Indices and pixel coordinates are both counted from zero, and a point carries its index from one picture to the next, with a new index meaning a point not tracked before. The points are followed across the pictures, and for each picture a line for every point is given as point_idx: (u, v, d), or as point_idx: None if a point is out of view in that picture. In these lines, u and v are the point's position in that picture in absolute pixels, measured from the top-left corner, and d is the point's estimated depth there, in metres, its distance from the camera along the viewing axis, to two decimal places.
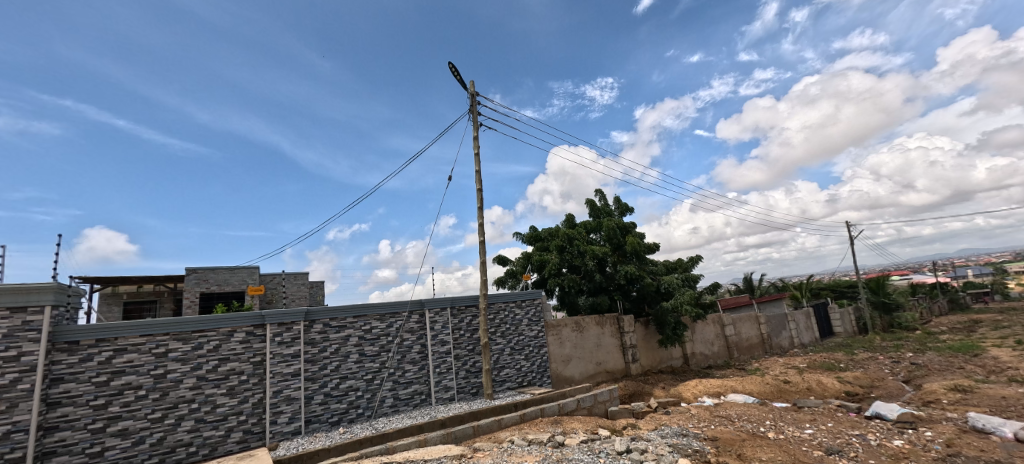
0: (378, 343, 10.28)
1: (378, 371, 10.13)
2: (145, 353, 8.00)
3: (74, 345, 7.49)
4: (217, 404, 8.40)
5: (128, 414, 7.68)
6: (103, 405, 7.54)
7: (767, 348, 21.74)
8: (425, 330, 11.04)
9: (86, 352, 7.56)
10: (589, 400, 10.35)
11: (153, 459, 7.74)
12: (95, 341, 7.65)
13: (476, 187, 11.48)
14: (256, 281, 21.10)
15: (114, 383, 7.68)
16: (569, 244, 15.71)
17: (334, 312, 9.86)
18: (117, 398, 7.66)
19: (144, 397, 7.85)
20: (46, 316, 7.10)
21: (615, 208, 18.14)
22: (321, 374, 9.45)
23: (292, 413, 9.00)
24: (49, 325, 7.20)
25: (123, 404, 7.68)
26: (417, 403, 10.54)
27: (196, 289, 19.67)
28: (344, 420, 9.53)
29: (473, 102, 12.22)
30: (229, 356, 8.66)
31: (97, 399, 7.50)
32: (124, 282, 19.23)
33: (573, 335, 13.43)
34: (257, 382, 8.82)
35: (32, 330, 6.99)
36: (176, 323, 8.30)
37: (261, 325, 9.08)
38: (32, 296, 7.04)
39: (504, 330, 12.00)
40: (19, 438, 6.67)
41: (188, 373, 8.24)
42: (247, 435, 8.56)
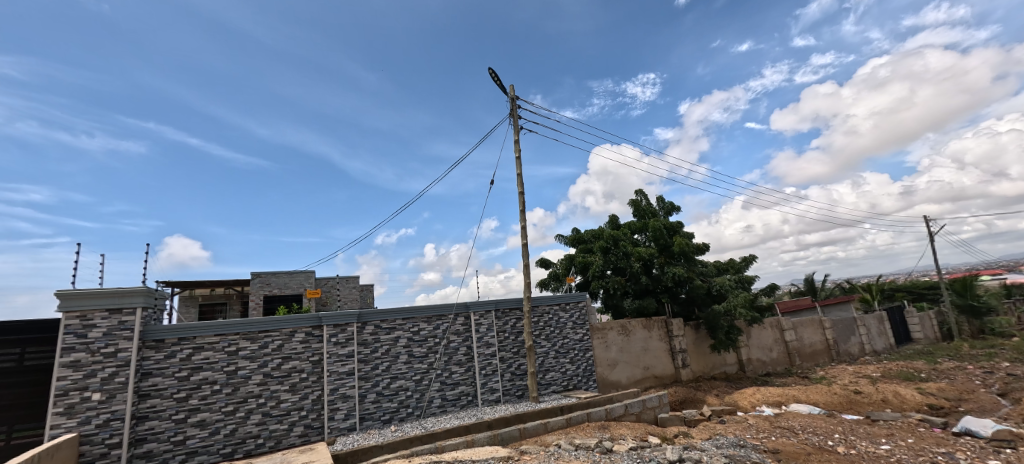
0: (426, 344, 10.51)
1: (426, 372, 10.36)
2: (219, 351, 8.61)
3: (160, 343, 8.21)
4: (281, 400, 8.89)
5: (205, 407, 8.30)
6: (185, 398, 8.20)
7: (833, 354, 20.24)
8: (472, 332, 11.17)
9: (170, 349, 8.26)
10: (637, 406, 10.06)
11: (226, 449, 8.31)
12: (177, 339, 8.33)
13: (518, 190, 11.46)
14: (312, 284, 22.25)
15: (193, 378, 8.33)
16: (614, 245, 15.40)
17: (384, 314, 10.18)
18: (196, 392, 8.29)
19: (219, 391, 8.44)
20: (137, 316, 7.83)
21: (660, 207, 17.58)
22: (373, 374, 9.78)
23: (347, 409, 9.37)
24: (140, 325, 7.94)
25: (201, 397, 8.30)
26: (464, 403, 10.67)
27: (260, 292, 21.01)
28: (395, 419, 9.80)
29: (515, 106, 12.24)
30: (291, 355, 9.15)
31: (179, 392, 8.17)
32: (198, 286, 20.88)
33: (619, 338, 13.11)
34: (316, 379, 9.26)
35: (126, 329, 7.74)
36: (245, 324, 8.87)
37: (319, 326, 9.53)
38: (125, 299, 7.78)
39: (549, 333, 11.91)
40: (116, 425, 7.40)
41: (255, 370, 8.80)
42: (308, 430, 9.00)
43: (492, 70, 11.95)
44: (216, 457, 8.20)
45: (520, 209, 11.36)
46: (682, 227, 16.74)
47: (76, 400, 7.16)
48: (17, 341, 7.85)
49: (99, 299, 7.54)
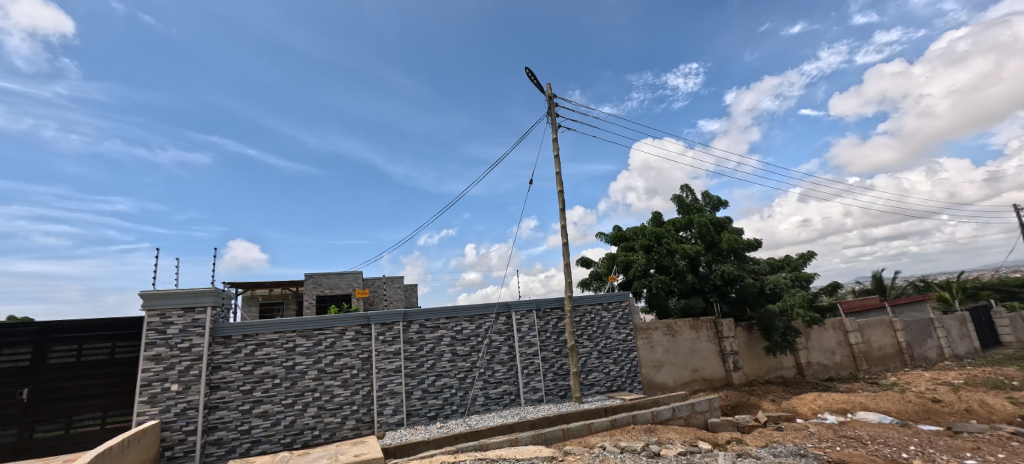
0: (469, 343, 10.62)
1: (470, 370, 10.47)
2: (278, 347, 9.10)
3: (228, 339, 8.79)
4: (335, 394, 9.27)
5: (267, 399, 8.81)
6: (250, 390, 8.73)
7: (906, 359, 18.68)
8: (514, 331, 11.17)
9: (236, 345, 8.83)
10: (686, 410, 9.70)
11: (286, 439, 8.79)
12: (242, 336, 8.89)
13: (558, 189, 11.32)
14: (360, 284, 23.09)
15: (257, 371, 8.85)
16: (657, 243, 14.94)
17: (428, 313, 10.39)
18: (259, 385, 8.81)
19: (279, 385, 8.93)
20: (207, 314, 8.45)
21: (707, 203, 16.88)
22: (418, 371, 10.00)
23: (395, 405, 9.64)
24: (211, 322, 8.56)
25: (263, 390, 8.82)
26: (507, 402, 10.69)
27: (313, 292, 22.09)
28: (441, 415, 9.98)
29: (553, 104, 12.10)
30: (342, 352, 9.52)
31: (245, 384, 8.72)
32: (258, 286, 22.22)
33: (665, 339, 12.71)
34: (365, 376, 9.59)
35: (199, 326, 8.38)
36: (300, 322, 9.33)
37: (368, 324, 9.86)
38: (197, 298, 8.42)
39: (591, 333, 11.72)
40: (191, 413, 8.09)
41: (311, 366, 9.23)
42: (359, 424, 9.34)
43: (529, 70, 11.85)
44: (277, 446, 8.70)
45: (560, 208, 11.23)
46: (731, 223, 15.99)
47: (158, 390, 7.93)
48: (108, 337, 8.67)
49: (176, 298, 8.25)
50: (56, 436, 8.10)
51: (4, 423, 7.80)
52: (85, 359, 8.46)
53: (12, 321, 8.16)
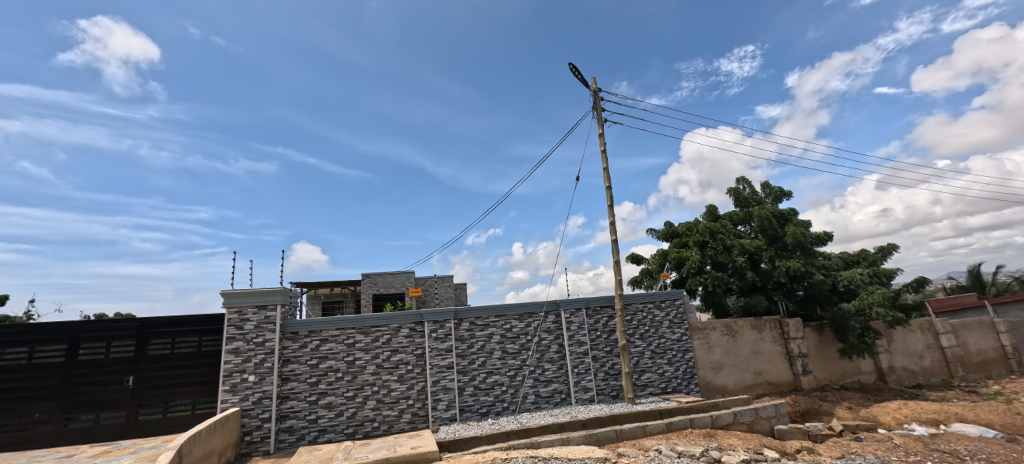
0: (519, 341, 10.61)
1: (520, 368, 10.46)
2: (340, 343, 9.56)
3: (296, 334, 9.38)
4: (392, 389, 9.61)
5: (331, 391, 9.29)
6: (316, 382, 9.26)
7: (1012, 365, 16.62)
8: (564, 330, 11.01)
9: (303, 340, 9.39)
10: (750, 415, 9.17)
11: (349, 429, 9.23)
12: (308, 332, 9.44)
13: (605, 185, 11.05)
14: (413, 283, 23.83)
15: (321, 365, 9.36)
16: (711, 239, 14.30)
17: (478, 311, 10.51)
18: (324, 378, 9.31)
19: (341, 378, 9.39)
20: (278, 311, 9.14)
21: (767, 195, 15.89)
22: (470, 368, 10.14)
23: (448, 401, 9.84)
24: (281, 319, 9.23)
25: (328, 383, 9.31)
26: (558, 401, 10.57)
27: (370, 291, 23.09)
28: (492, 412, 10.06)
29: (598, 98, 11.79)
30: (398, 348, 9.84)
31: (311, 377, 9.26)
32: (320, 286, 23.58)
33: (724, 339, 12.09)
34: (420, 371, 9.86)
35: (271, 323, 9.09)
36: (359, 320, 9.74)
37: (421, 322, 10.13)
38: (267, 296, 9.15)
39: (643, 332, 11.35)
40: (266, 402, 8.76)
41: (370, 361, 9.62)
42: (415, 417, 9.63)
43: (571, 65, 11.64)
44: (341, 436, 9.16)
45: (608, 205, 10.96)
46: (796, 216, 14.95)
47: (239, 380, 8.70)
48: (195, 331, 9.48)
49: (250, 297, 9.06)
50: (156, 419, 9.07)
51: (115, 406, 8.97)
52: (178, 351, 9.35)
53: (119, 318, 9.31)
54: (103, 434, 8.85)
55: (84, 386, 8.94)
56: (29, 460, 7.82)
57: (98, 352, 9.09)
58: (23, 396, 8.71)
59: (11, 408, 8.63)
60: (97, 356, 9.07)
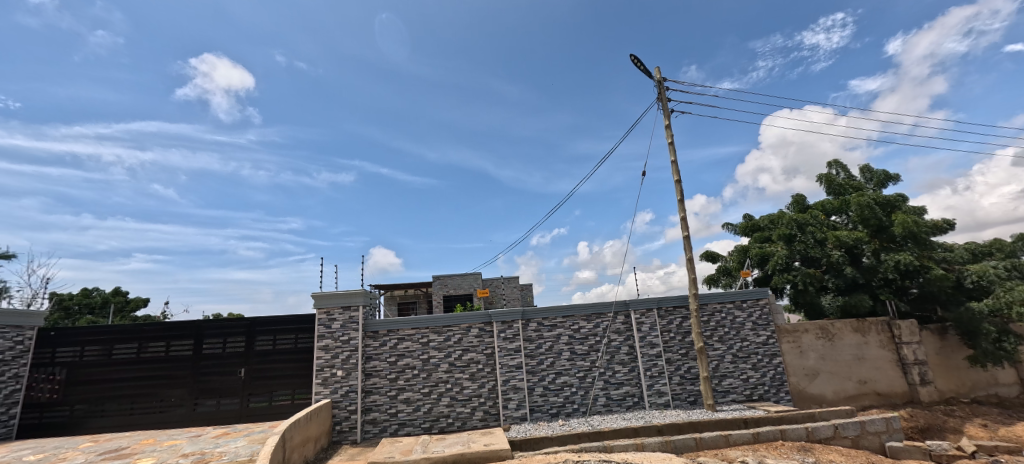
0: (587, 342, 10.30)
1: (589, 369, 10.16)
2: (415, 342, 9.96)
3: (376, 333, 9.94)
4: (464, 386, 9.83)
5: (408, 387, 9.72)
6: (395, 378, 9.74)
7: None
8: (635, 331, 10.42)
9: (382, 339, 9.93)
10: (854, 429, 8.22)
11: (426, 424, 9.60)
12: (387, 331, 9.96)
13: (674, 179, 10.39)
14: (481, 284, 24.33)
15: (399, 362, 9.82)
16: (800, 231, 12.96)
17: (545, 311, 10.37)
18: (402, 374, 9.76)
19: (417, 375, 9.79)
20: (360, 311, 9.83)
21: (866, 180, 14.22)
22: (539, 368, 10.08)
23: (519, 400, 9.86)
24: (363, 319, 9.89)
25: (405, 379, 9.75)
26: (631, 404, 10.08)
27: (440, 292, 23.92)
28: (563, 413, 9.90)
29: (663, 88, 11.14)
30: (469, 348, 10.05)
31: (391, 373, 9.75)
32: (395, 288, 24.86)
33: (818, 342, 10.93)
34: (490, 370, 9.99)
35: (354, 322, 9.81)
36: (432, 320, 10.10)
37: (489, 322, 10.26)
38: (350, 298, 9.87)
39: (723, 334, 10.61)
40: (353, 395, 9.45)
41: (443, 359, 9.93)
42: (487, 415, 9.77)
43: (633, 56, 11.07)
44: (419, 430, 9.55)
45: (678, 200, 10.32)
46: (905, 202, 13.20)
47: (329, 374, 9.50)
48: (292, 329, 10.35)
49: (336, 299, 9.85)
50: (263, 407, 10.04)
51: (231, 393, 10.07)
52: (278, 346, 10.27)
53: (231, 317, 10.44)
54: (223, 418, 9.97)
55: (207, 375, 10.14)
56: (168, 437, 9.02)
57: (216, 347, 10.26)
58: (160, 383, 10.08)
59: (152, 393, 10.02)
60: (215, 350, 10.25)
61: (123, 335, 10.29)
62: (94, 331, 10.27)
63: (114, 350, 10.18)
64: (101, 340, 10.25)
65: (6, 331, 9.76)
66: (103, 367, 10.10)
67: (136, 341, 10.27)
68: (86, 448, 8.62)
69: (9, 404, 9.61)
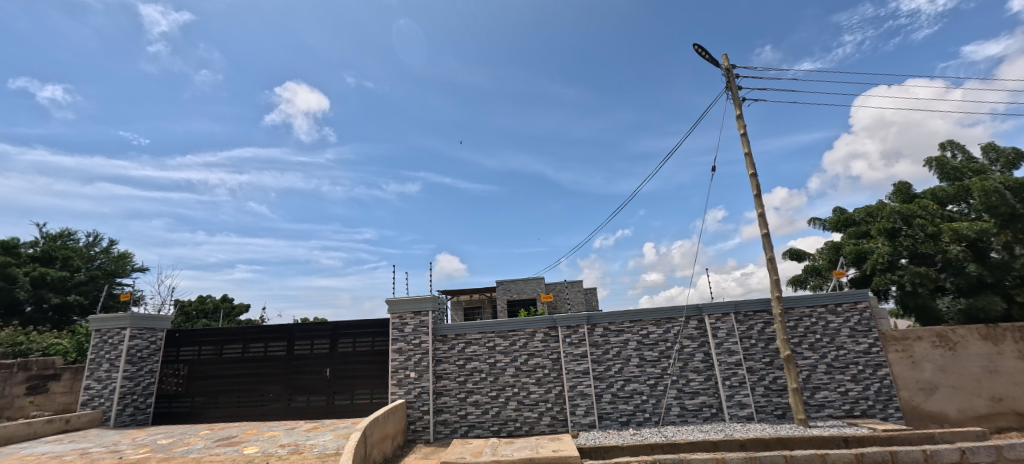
0: (658, 348, 9.79)
1: (661, 377, 9.65)
2: (482, 346, 10.09)
3: (444, 337, 10.20)
4: (531, 391, 9.77)
5: (477, 390, 9.84)
6: (464, 381, 9.91)
7: None
8: (710, 337, 9.73)
9: (451, 343, 10.16)
10: (986, 455, 7.05)
11: (494, 427, 9.66)
12: (455, 335, 10.19)
13: (748, 173, 9.58)
14: (544, 289, 24.27)
15: (467, 366, 9.99)
16: (906, 225, 11.60)
17: (612, 316, 10.02)
18: (470, 377, 9.92)
19: (485, 379, 9.89)
20: (429, 316, 10.18)
21: (990, 162, 12.34)
22: (606, 375, 9.74)
23: (586, 406, 9.60)
24: (433, 323, 10.22)
25: (474, 382, 9.89)
26: (708, 416, 9.42)
27: (504, 297, 24.18)
28: (633, 422, 9.48)
29: (731, 77, 10.35)
30: (535, 352, 9.98)
31: (460, 376, 9.94)
32: (461, 293, 25.52)
33: (935, 352, 9.55)
34: (556, 376, 9.84)
35: (425, 326, 10.18)
36: (499, 324, 10.17)
37: (554, 327, 10.12)
38: (420, 304, 10.26)
39: (813, 341, 9.63)
40: (425, 396, 9.79)
41: (509, 363, 9.95)
42: (555, 421, 9.62)
43: (697, 45, 10.37)
44: (488, 432, 9.63)
45: (755, 195, 9.51)
46: None
47: (403, 375, 9.96)
48: (370, 332, 10.92)
49: (408, 304, 10.28)
50: (346, 404, 10.67)
51: (318, 390, 10.82)
52: (358, 348, 10.87)
53: (317, 321, 11.25)
54: (312, 413, 10.72)
55: (298, 374, 10.98)
56: (268, 428, 9.88)
57: (305, 348, 11.08)
58: (259, 379, 11.09)
59: (253, 389, 11.04)
60: (304, 351, 11.07)
61: (230, 336, 11.45)
62: (208, 333, 11.56)
63: (222, 350, 11.36)
64: (213, 340, 11.49)
65: (143, 332, 11.34)
66: (214, 364, 11.32)
67: (241, 342, 11.38)
68: (204, 434, 9.67)
69: (147, 394, 11.21)
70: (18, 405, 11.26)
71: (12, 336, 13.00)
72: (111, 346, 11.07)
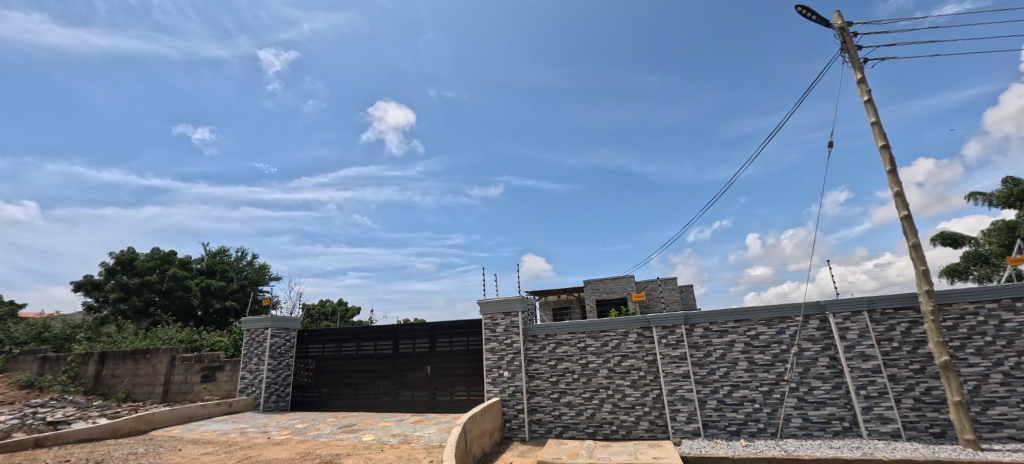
0: (770, 351, 8.80)
1: (776, 383, 8.66)
2: (573, 346, 9.91)
3: (535, 337, 10.19)
4: (626, 394, 9.36)
5: (569, 390, 9.68)
6: (556, 381, 9.80)
7: None
8: (838, 339, 8.49)
9: (541, 343, 10.13)
10: None
11: (590, 429, 9.41)
12: (545, 335, 10.13)
13: (877, 145, 8.22)
14: (635, 288, 23.33)
15: (559, 366, 9.87)
16: None
17: (714, 315, 9.23)
18: (562, 378, 9.79)
19: (577, 380, 9.69)
20: (519, 317, 10.26)
21: None
22: (710, 379, 8.98)
23: (689, 413, 8.94)
24: (522, 324, 10.29)
25: (566, 383, 9.74)
26: (839, 430, 8.24)
27: (592, 297, 23.69)
28: (745, 433, 8.63)
29: (847, 36, 8.99)
30: (628, 353, 9.55)
31: (552, 376, 9.86)
32: (549, 294, 25.53)
33: None
34: (653, 378, 9.31)
35: (515, 326, 10.29)
36: (590, 324, 9.91)
37: (648, 327, 9.59)
38: (510, 304, 10.38)
39: (981, 345, 7.96)
40: (519, 395, 9.88)
41: (602, 364, 9.64)
42: (654, 426, 9.11)
43: (801, 6, 9.19)
44: (583, 434, 9.41)
45: (887, 170, 8.13)
46: None
47: (497, 374, 10.15)
48: (464, 332, 11.29)
49: (498, 305, 10.47)
50: (447, 400, 11.13)
51: (421, 386, 11.44)
52: (454, 347, 11.28)
53: (417, 322, 11.92)
54: (416, 407, 11.36)
55: (404, 370, 11.71)
56: (381, 419, 10.68)
57: (408, 347, 11.79)
58: (372, 374, 12.04)
59: (366, 383, 12.02)
60: (408, 349, 11.78)
61: (346, 335, 12.60)
62: (328, 333, 12.84)
63: (341, 347, 12.52)
64: (332, 340, 12.74)
65: (280, 332, 12.93)
66: (335, 360, 12.53)
67: (355, 340, 12.46)
68: (330, 421, 10.71)
69: (285, 384, 12.79)
70: (196, 390, 13.48)
71: (190, 335, 16.08)
72: (257, 343, 12.78)
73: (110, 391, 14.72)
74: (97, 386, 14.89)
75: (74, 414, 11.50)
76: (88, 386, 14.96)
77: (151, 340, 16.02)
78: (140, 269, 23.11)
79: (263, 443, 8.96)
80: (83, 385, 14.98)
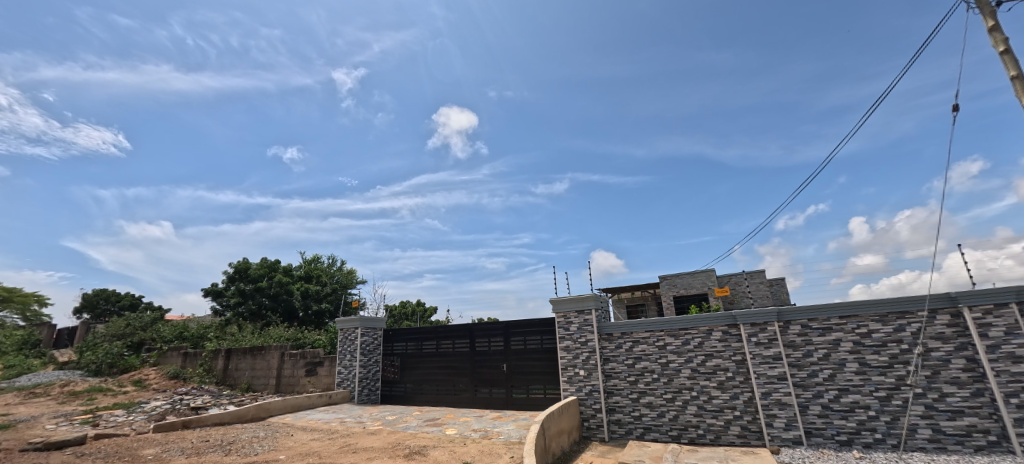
0: (886, 350, 7.74)
1: (896, 389, 7.60)
2: (651, 345, 9.46)
3: (610, 336, 9.89)
4: (713, 396, 8.74)
5: (650, 391, 9.26)
6: (635, 381, 9.42)
7: None
8: (976, 337, 7.22)
9: (617, 342, 9.80)
10: None
11: (674, 432, 8.93)
12: (621, 334, 9.79)
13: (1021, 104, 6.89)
14: (716, 282, 21.86)
15: (637, 366, 9.48)
16: None
17: (813, 310, 8.33)
18: (641, 378, 9.38)
19: (658, 380, 9.23)
20: (593, 315, 10.04)
21: None
22: (811, 382, 8.11)
23: (788, 418, 8.14)
24: (597, 322, 10.04)
25: (646, 383, 9.32)
26: (982, 445, 7.02)
27: (670, 293, 22.58)
28: (858, 443, 7.68)
29: None
30: (713, 353, 8.92)
31: (630, 376, 9.49)
32: (622, 291, 24.77)
33: None
34: (744, 380, 8.60)
35: (589, 325, 10.07)
36: (670, 322, 9.39)
37: (735, 324, 8.89)
38: (584, 303, 10.17)
39: None
40: (596, 395, 9.64)
41: (684, 364, 9.09)
42: (746, 432, 8.42)
43: None
44: (666, 437, 8.95)
45: None
46: None
47: (573, 373, 9.99)
48: (538, 330, 11.25)
49: (571, 303, 10.31)
50: (524, 397, 11.16)
51: (498, 383, 11.59)
52: (530, 346, 11.28)
53: (491, 321, 12.10)
54: (495, 404, 11.54)
55: (481, 368, 11.95)
56: (462, 414, 10.99)
57: (484, 345, 12.01)
58: (451, 371, 12.42)
59: (447, 380, 12.43)
60: (484, 347, 12.00)
61: (427, 334, 13.13)
62: (410, 332, 13.48)
63: (423, 345, 13.07)
64: (414, 339, 13.34)
65: (368, 331, 13.80)
66: (417, 358, 13.11)
67: (435, 339, 12.93)
68: (417, 415, 11.22)
69: (376, 379, 13.62)
70: (302, 383, 14.80)
71: (295, 334, 17.73)
72: (350, 341, 13.76)
73: (235, 382, 16.69)
74: (225, 378, 16.95)
75: (210, 402, 13.19)
76: (219, 377, 17.09)
77: (265, 338, 17.91)
78: (253, 275, 25.98)
79: (360, 432, 9.60)
80: (215, 377, 17.14)
